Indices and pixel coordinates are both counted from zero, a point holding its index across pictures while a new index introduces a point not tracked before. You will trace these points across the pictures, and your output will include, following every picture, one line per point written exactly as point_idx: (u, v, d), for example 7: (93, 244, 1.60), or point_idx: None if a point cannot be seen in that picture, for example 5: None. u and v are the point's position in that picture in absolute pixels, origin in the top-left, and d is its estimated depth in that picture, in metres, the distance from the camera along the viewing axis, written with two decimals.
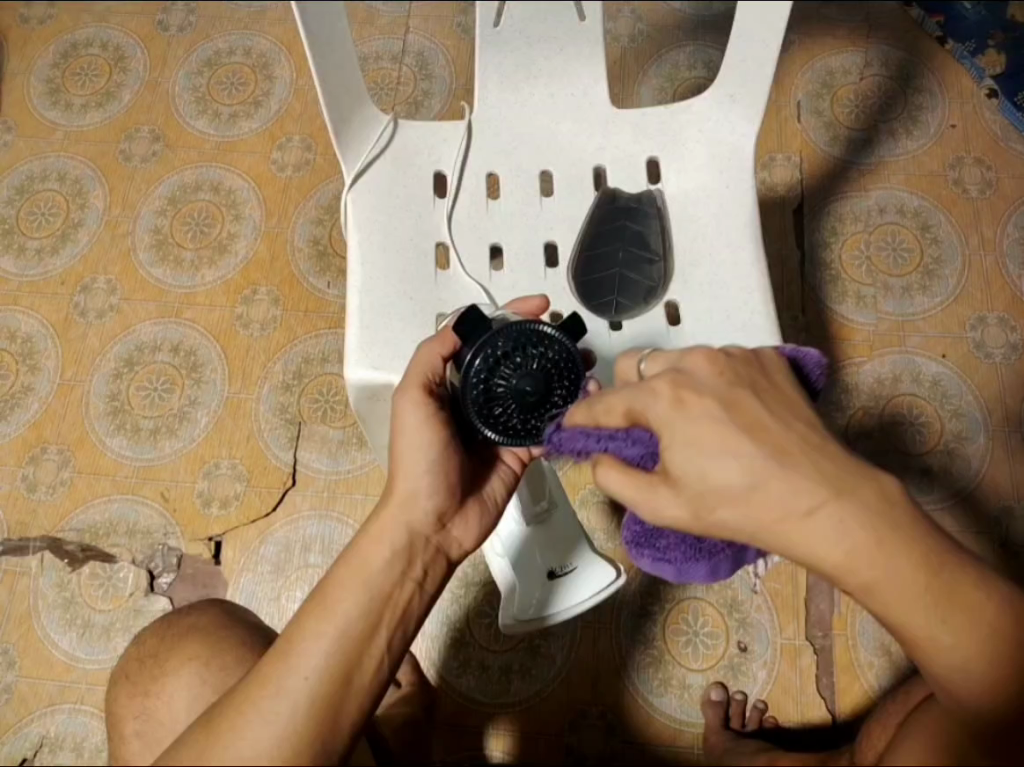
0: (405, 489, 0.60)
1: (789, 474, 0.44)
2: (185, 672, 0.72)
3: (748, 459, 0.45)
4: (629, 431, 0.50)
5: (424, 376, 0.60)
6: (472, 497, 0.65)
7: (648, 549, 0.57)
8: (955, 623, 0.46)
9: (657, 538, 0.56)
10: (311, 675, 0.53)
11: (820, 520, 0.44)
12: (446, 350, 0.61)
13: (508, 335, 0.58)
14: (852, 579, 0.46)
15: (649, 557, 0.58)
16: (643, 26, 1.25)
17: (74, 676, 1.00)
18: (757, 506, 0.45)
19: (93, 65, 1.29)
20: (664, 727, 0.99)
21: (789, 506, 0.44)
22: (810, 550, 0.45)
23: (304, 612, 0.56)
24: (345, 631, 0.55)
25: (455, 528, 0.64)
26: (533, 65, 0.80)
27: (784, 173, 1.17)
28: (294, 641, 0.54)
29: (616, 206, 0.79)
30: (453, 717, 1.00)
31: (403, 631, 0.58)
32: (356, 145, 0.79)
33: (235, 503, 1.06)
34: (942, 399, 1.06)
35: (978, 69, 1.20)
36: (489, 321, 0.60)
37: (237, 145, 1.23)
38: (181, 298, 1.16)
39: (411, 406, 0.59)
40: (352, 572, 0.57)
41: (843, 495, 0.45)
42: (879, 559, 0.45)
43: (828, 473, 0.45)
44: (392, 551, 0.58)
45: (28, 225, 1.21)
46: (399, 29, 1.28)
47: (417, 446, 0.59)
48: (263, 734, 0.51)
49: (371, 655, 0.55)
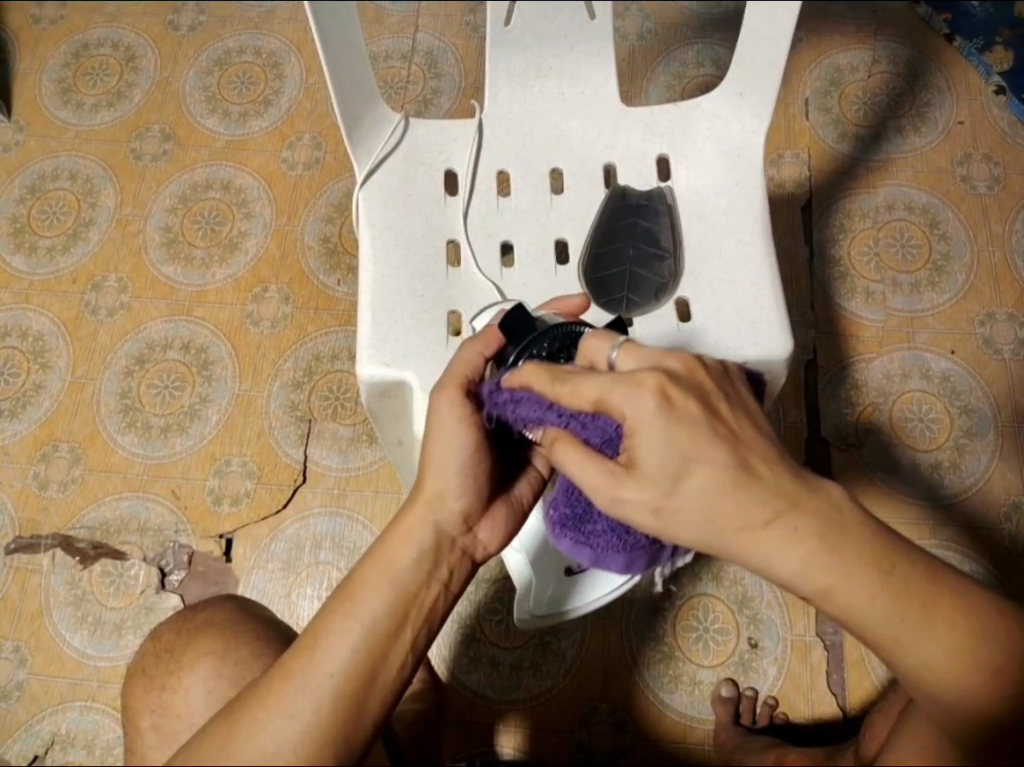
0: (435, 488, 0.60)
1: (752, 488, 0.47)
2: (202, 667, 0.73)
3: (719, 469, 0.47)
4: (595, 417, 0.52)
5: (465, 375, 0.60)
6: (500, 499, 0.64)
7: (570, 532, 0.64)
8: (914, 622, 0.48)
9: (584, 523, 0.63)
10: (336, 672, 0.53)
11: (775, 532, 0.48)
12: (490, 349, 0.61)
13: (553, 336, 0.61)
14: (809, 586, 0.49)
15: (570, 539, 0.64)
16: (651, 24, 1.26)
17: (85, 673, 1.00)
18: (717, 512, 0.48)
19: (104, 65, 1.29)
20: (675, 724, 0.99)
21: (747, 518, 0.48)
22: (769, 558, 0.48)
23: (331, 606, 0.56)
24: (371, 629, 0.55)
25: (481, 531, 0.63)
26: (543, 64, 0.81)
27: (792, 170, 1.18)
28: (319, 635, 0.54)
29: (627, 204, 0.79)
30: (463, 715, 1.00)
31: (427, 630, 0.58)
32: (367, 144, 0.79)
33: (246, 500, 1.06)
34: (952, 395, 1.06)
35: (985, 65, 1.21)
36: (532, 322, 0.62)
37: (247, 144, 1.23)
38: (192, 296, 1.16)
39: (447, 406, 0.59)
40: (379, 570, 0.57)
41: (799, 507, 0.48)
42: (834, 564, 0.48)
43: (784, 486, 0.48)
44: (420, 551, 0.58)
45: (40, 225, 1.21)
46: (408, 27, 1.28)
47: (452, 446, 0.59)
48: (285, 728, 0.51)
49: (395, 654, 0.55)
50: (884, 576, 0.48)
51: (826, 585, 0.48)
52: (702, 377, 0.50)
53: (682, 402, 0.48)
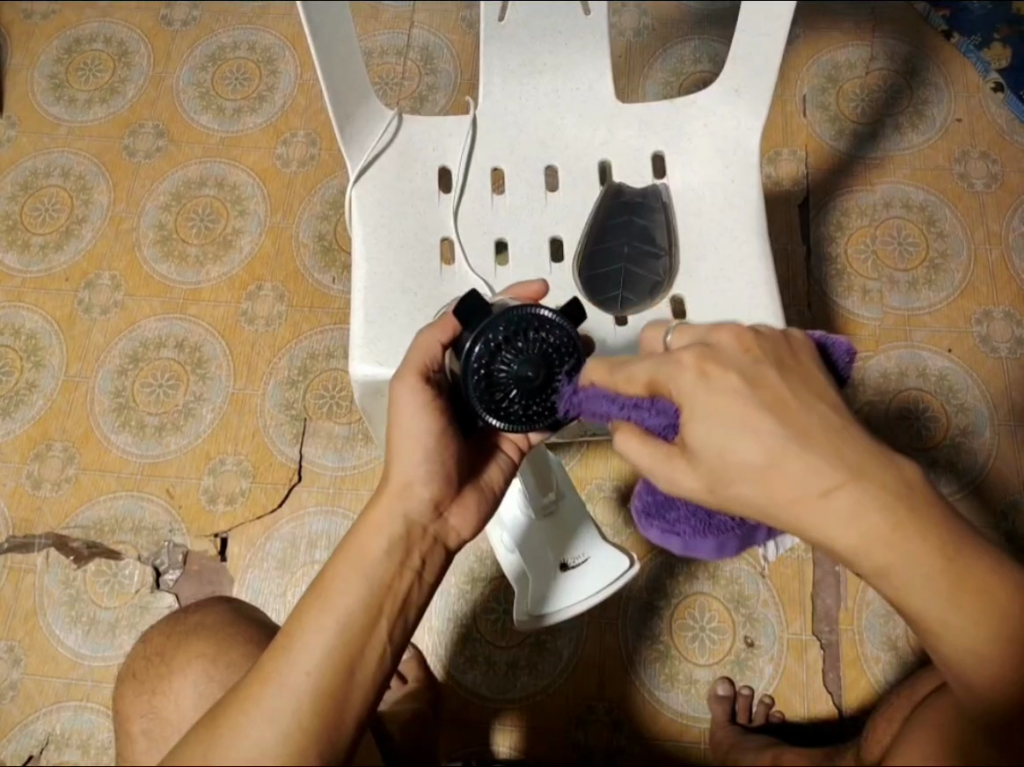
0: (401, 479, 0.59)
1: (808, 457, 0.44)
2: (192, 669, 0.72)
3: (766, 437, 0.45)
4: (655, 403, 0.50)
5: (424, 362, 0.60)
6: (469, 485, 0.64)
7: (657, 521, 0.57)
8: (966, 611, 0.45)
9: (668, 508, 0.56)
10: (313, 670, 0.52)
11: (836, 501, 0.44)
12: (446, 335, 0.60)
13: (509, 319, 0.58)
14: (865, 563, 0.45)
15: (658, 529, 0.57)
16: (648, 20, 1.25)
17: (79, 672, 1.00)
18: (776, 487, 0.45)
19: (97, 60, 1.28)
20: (671, 722, 0.99)
21: (800, 488, 0.44)
22: (822, 530, 0.45)
23: (305, 606, 0.55)
24: (346, 624, 0.54)
25: (452, 516, 0.62)
26: (538, 60, 0.80)
27: (789, 167, 1.17)
28: (295, 635, 0.53)
29: (621, 201, 0.78)
30: (459, 712, 1.00)
31: (404, 620, 0.57)
32: (360, 141, 0.78)
33: (241, 499, 1.06)
34: (948, 393, 1.06)
35: (983, 62, 1.20)
36: (489, 308, 0.59)
37: (241, 140, 1.23)
38: (186, 294, 1.16)
39: (408, 393, 0.59)
40: (351, 564, 0.56)
41: (865, 476, 0.44)
42: (894, 545, 0.44)
43: (851, 456, 0.44)
44: (390, 540, 0.57)
45: (33, 221, 1.20)
46: (403, 23, 1.27)
47: (415, 432, 0.59)
48: (265, 730, 0.50)
49: (373, 646, 0.55)
50: (948, 561, 0.45)
51: (886, 561, 0.44)
52: (750, 346, 0.48)
53: (720, 376, 0.47)
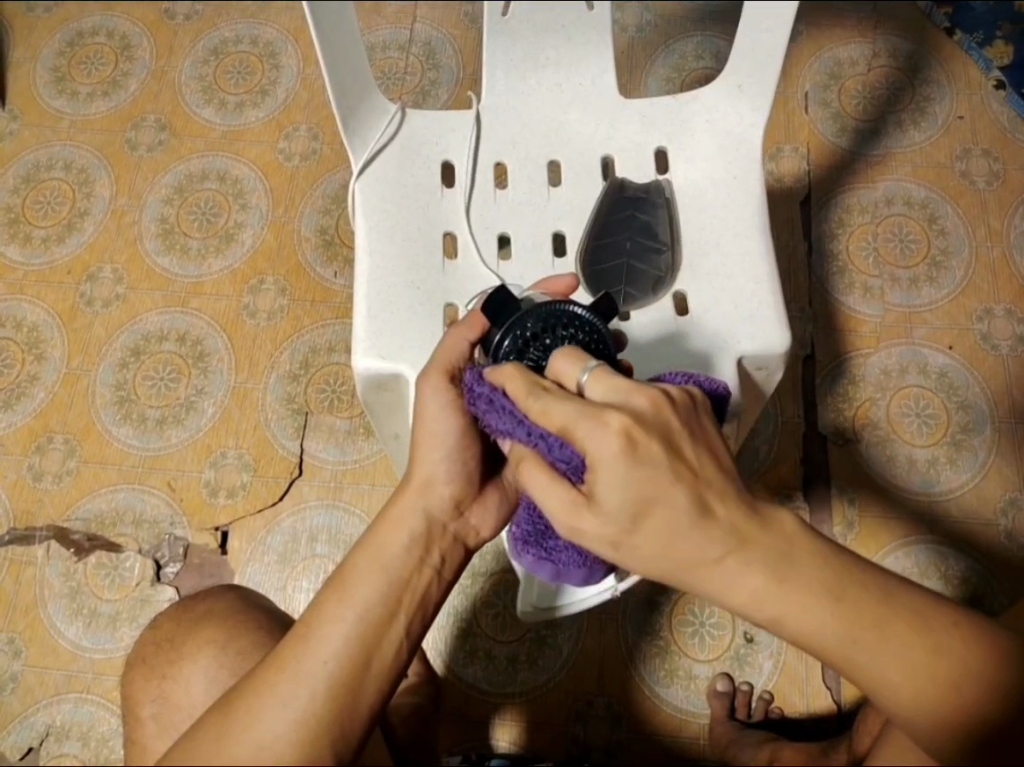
0: (423, 477, 0.59)
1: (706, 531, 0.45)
2: (200, 657, 0.72)
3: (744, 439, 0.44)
4: (562, 443, 0.48)
5: (450, 362, 0.59)
6: (492, 484, 0.63)
7: (533, 548, 0.59)
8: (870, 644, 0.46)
9: (547, 538, 0.58)
10: (331, 659, 0.52)
11: (727, 569, 0.46)
12: (474, 334, 0.59)
13: (538, 316, 0.57)
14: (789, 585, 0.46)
15: (532, 555, 0.60)
16: (651, 16, 1.25)
17: (80, 665, 1.00)
18: (680, 551, 0.46)
19: (99, 54, 1.28)
20: (671, 718, 0.99)
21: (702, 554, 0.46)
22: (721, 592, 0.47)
23: (324, 596, 0.55)
24: (365, 615, 0.54)
25: (472, 516, 0.62)
26: (541, 54, 0.79)
27: (791, 164, 1.17)
28: (314, 624, 0.54)
29: (625, 196, 0.78)
30: (459, 706, 1.00)
31: (422, 617, 0.57)
32: (363, 135, 0.78)
33: (242, 492, 1.06)
34: (949, 391, 1.06)
35: (985, 60, 1.20)
36: (518, 305, 0.59)
37: (244, 134, 1.23)
38: (188, 287, 1.16)
39: (432, 394, 0.58)
40: (370, 557, 0.56)
41: (750, 547, 0.46)
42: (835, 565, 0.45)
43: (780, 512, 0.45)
44: (411, 537, 0.58)
45: (35, 214, 1.20)
46: (405, 18, 1.27)
47: (438, 431, 0.59)
48: (279, 716, 0.50)
49: (390, 639, 0.55)
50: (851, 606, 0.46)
51: None
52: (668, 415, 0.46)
53: (645, 446, 0.45)
